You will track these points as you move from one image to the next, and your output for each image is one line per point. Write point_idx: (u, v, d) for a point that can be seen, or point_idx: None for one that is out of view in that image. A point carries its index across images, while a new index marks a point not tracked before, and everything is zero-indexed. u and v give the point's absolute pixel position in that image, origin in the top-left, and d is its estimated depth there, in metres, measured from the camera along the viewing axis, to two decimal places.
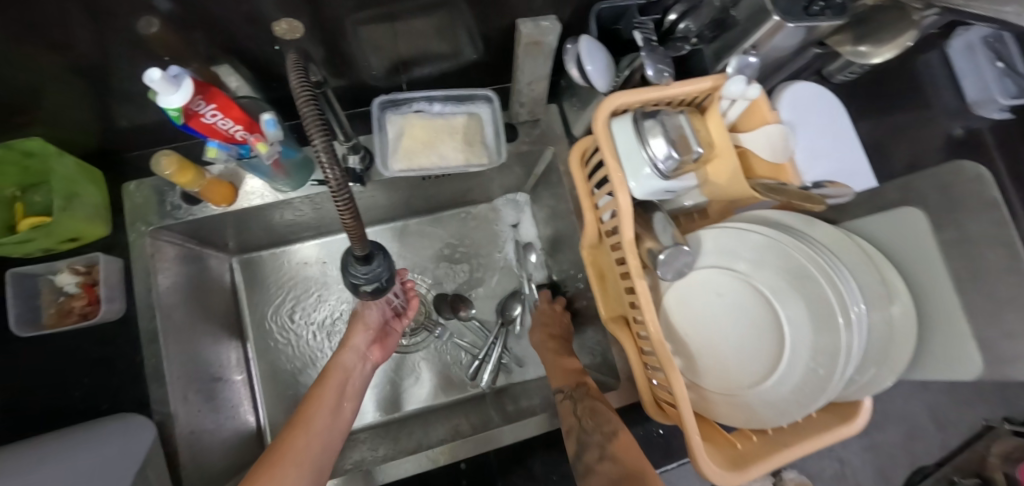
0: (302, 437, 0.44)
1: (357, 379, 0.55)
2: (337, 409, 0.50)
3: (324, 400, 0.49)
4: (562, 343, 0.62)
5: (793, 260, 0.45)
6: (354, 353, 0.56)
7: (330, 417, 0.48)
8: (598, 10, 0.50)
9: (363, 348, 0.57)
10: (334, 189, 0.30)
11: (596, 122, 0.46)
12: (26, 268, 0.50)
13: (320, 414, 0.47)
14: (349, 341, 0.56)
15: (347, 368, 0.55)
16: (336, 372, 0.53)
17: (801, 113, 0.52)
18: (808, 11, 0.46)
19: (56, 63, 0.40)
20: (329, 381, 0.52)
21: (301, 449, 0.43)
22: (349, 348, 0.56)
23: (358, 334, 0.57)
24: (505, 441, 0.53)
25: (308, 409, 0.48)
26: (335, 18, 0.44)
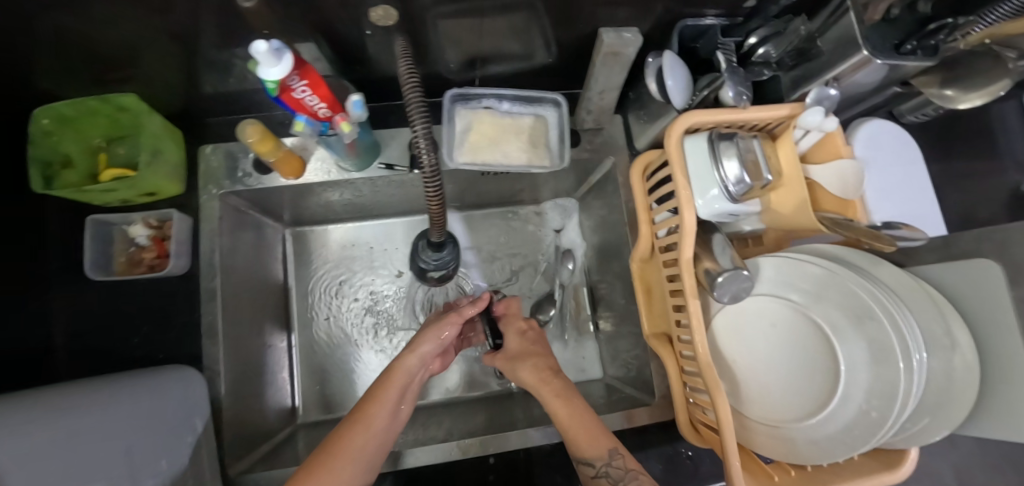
0: (360, 436, 0.44)
1: (418, 384, 0.52)
2: (396, 412, 0.48)
3: (386, 398, 0.47)
4: (561, 387, 0.49)
5: (855, 299, 0.44)
6: (421, 358, 0.51)
7: (389, 418, 0.47)
8: (683, 26, 0.51)
9: (429, 356, 0.52)
10: (427, 171, 0.33)
11: (669, 138, 0.46)
12: (104, 215, 0.52)
13: (381, 413, 0.46)
14: (419, 346, 0.51)
15: (410, 372, 0.51)
16: (401, 375, 0.49)
17: (874, 149, 0.52)
18: (899, 50, 0.45)
19: (165, 27, 0.42)
20: (393, 381, 0.49)
21: (357, 447, 0.43)
22: (415, 353, 0.51)
23: (428, 342, 0.51)
24: (512, 445, 0.54)
25: (370, 408, 0.46)
26: (422, 8, 0.45)
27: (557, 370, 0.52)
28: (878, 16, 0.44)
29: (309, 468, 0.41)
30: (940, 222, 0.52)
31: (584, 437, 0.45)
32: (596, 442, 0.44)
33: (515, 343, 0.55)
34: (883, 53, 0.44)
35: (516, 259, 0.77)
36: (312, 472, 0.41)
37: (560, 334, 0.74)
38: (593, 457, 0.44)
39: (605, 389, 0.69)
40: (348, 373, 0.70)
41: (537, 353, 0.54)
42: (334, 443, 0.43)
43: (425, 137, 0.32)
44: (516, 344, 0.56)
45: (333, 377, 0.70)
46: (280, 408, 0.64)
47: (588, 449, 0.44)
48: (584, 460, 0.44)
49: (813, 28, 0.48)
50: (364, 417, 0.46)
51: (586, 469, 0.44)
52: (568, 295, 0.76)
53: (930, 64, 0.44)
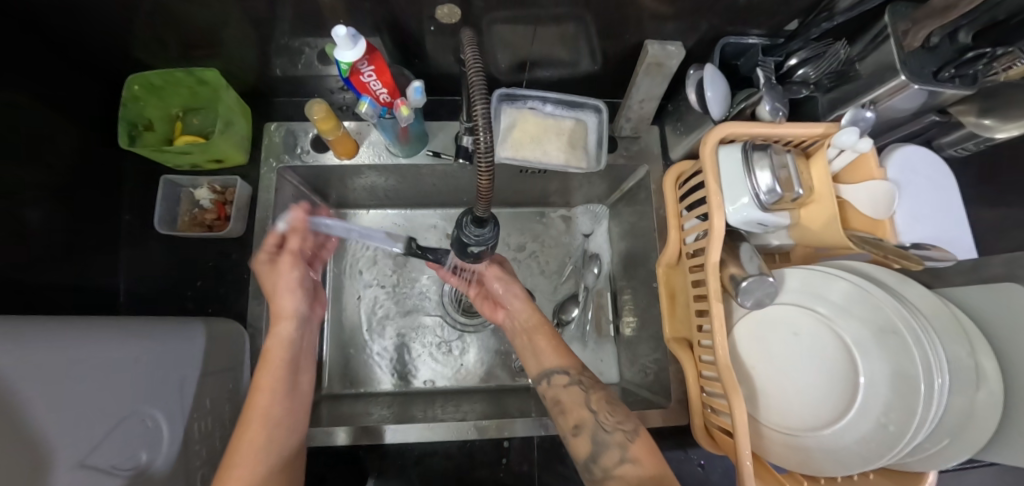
0: (255, 427, 0.43)
1: (303, 346, 0.52)
2: (289, 388, 0.48)
3: (267, 385, 0.46)
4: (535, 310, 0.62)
5: (885, 320, 0.44)
6: (291, 325, 0.51)
7: (279, 397, 0.46)
8: (725, 43, 0.54)
9: (301, 313, 0.53)
10: (483, 149, 0.35)
11: (704, 146, 0.49)
12: (175, 177, 0.58)
13: (266, 399, 0.45)
14: (282, 308, 0.51)
15: (286, 340, 0.51)
16: (277, 349, 0.49)
17: (907, 172, 0.53)
18: (937, 77, 0.47)
19: (252, 12, 0.47)
20: (269, 360, 0.48)
21: (255, 441, 0.42)
22: (285, 319, 0.51)
23: (289, 299, 0.52)
24: (517, 432, 0.55)
25: (255, 398, 0.45)
26: (481, 11, 0.49)
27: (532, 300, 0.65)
28: (919, 42, 0.46)
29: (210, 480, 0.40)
30: (973, 247, 0.52)
31: (553, 354, 0.57)
32: (563, 356, 0.56)
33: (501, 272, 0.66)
34: (920, 79, 0.46)
35: (543, 258, 0.79)
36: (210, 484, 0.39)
37: (580, 334, 0.75)
38: (566, 368, 0.55)
39: (621, 393, 0.70)
40: (372, 351, 0.72)
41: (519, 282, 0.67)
42: (235, 444, 0.42)
43: (482, 119, 0.35)
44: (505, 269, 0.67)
45: (358, 353, 0.72)
46: None
47: (556, 360, 0.56)
48: (557, 371, 0.55)
49: (853, 53, 0.51)
50: (254, 410, 0.45)
51: (560, 378, 0.54)
52: (591, 297, 0.77)
53: (969, 92, 0.46)
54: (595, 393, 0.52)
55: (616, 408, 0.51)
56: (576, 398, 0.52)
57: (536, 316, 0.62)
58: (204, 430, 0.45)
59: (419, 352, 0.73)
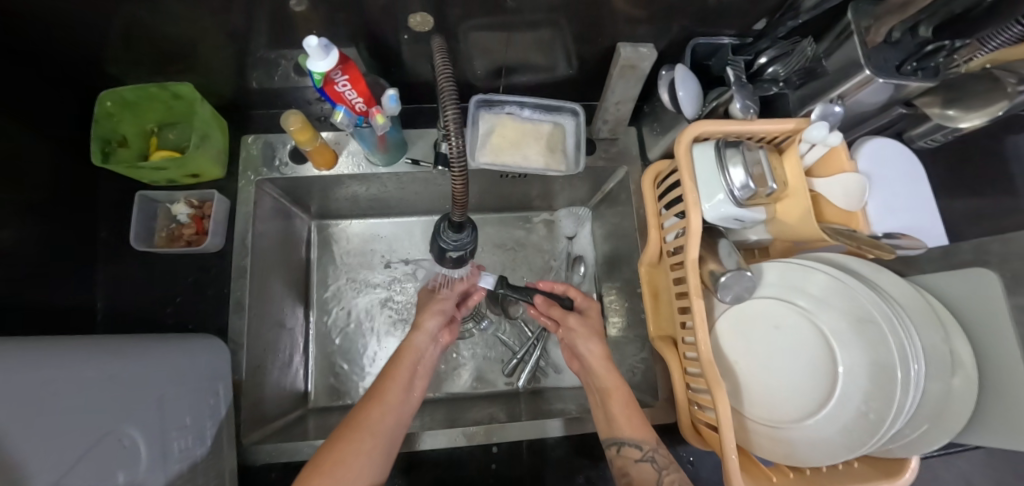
0: (376, 411, 0.48)
1: (429, 360, 0.57)
2: (409, 386, 0.53)
3: (398, 378, 0.52)
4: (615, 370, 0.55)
5: (862, 312, 0.45)
6: (426, 336, 0.58)
7: (402, 393, 0.52)
8: (696, 43, 0.55)
9: (436, 331, 0.58)
10: (456, 156, 0.36)
11: (678, 145, 0.49)
12: (151, 192, 0.57)
13: (394, 389, 0.51)
14: (423, 324, 0.58)
15: (419, 349, 0.56)
16: (409, 352, 0.56)
17: (878, 164, 0.54)
18: (900, 70, 0.49)
19: (227, 24, 0.47)
20: (404, 359, 0.55)
21: (376, 422, 0.47)
22: (422, 330, 0.57)
23: (432, 319, 0.58)
24: (512, 436, 0.56)
25: (384, 386, 0.51)
26: (456, 18, 0.50)
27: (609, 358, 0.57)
28: (881, 38, 0.48)
29: (336, 440, 0.45)
30: (943, 234, 0.53)
31: (629, 423, 0.50)
32: (643, 429, 0.49)
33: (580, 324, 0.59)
34: (885, 73, 0.47)
35: (528, 262, 0.78)
36: (337, 442, 0.45)
37: None
38: (642, 440, 0.49)
39: None
40: (361, 363, 0.72)
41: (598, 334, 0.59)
42: (356, 421, 0.47)
43: (453, 124, 0.36)
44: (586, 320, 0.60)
45: (346, 364, 0.71)
46: (293, 387, 0.66)
47: (636, 433, 0.49)
48: (630, 442, 0.49)
49: (820, 49, 0.52)
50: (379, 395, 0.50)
51: (632, 449, 0.48)
52: None
53: (931, 84, 0.48)
54: (670, 474, 0.46)
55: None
56: (647, 477, 0.46)
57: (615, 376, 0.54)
58: (188, 448, 0.44)
59: None
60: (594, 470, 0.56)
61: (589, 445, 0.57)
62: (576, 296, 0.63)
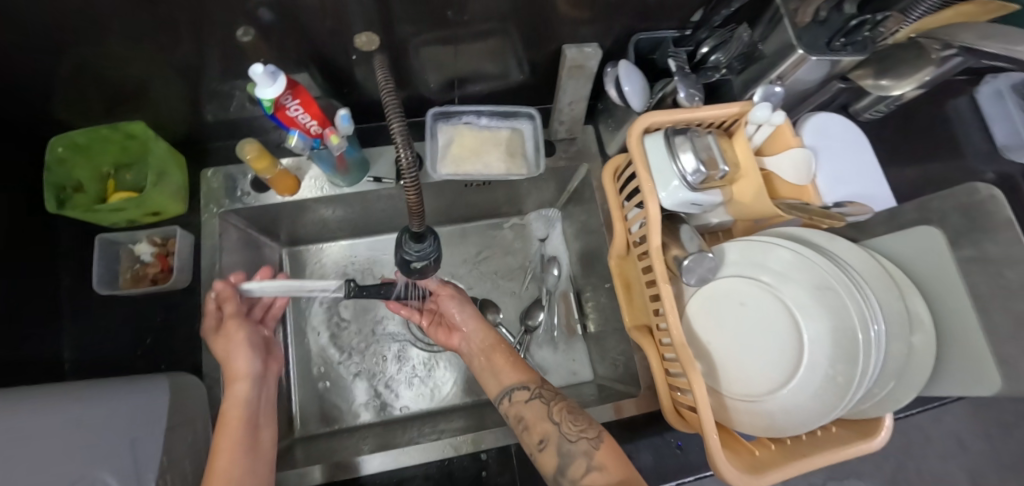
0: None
1: (263, 404, 0.52)
2: (251, 446, 0.47)
3: (229, 445, 0.45)
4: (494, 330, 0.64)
5: (821, 282, 0.47)
6: (249, 383, 0.51)
7: (243, 456, 0.45)
8: (638, 39, 0.57)
9: (255, 375, 0.53)
10: (405, 165, 0.36)
11: (630, 137, 0.51)
12: (112, 235, 0.56)
13: (230, 461, 0.44)
14: (235, 371, 0.51)
15: (245, 399, 0.50)
16: (234, 409, 0.49)
17: (826, 137, 0.56)
18: (830, 47, 0.51)
19: (174, 59, 0.48)
20: (228, 426, 0.47)
21: None
22: (240, 380, 0.51)
23: (240, 362, 0.52)
24: (508, 441, 0.56)
25: (214, 462, 0.44)
26: (404, 34, 0.51)
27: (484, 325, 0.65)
28: (808, 18, 0.50)
29: None
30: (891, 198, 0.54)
31: (513, 373, 0.57)
32: (521, 374, 0.57)
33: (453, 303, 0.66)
34: (814, 50, 0.50)
35: (504, 268, 0.79)
36: None
37: (550, 337, 0.75)
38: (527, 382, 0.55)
39: (596, 389, 0.69)
40: (345, 385, 0.71)
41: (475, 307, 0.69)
42: None
43: (400, 136, 0.36)
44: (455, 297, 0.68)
45: (331, 389, 0.71)
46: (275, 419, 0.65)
47: (518, 376, 0.56)
48: (519, 387, 0.55)
49: (756, 35, 0.54)
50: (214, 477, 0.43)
51: (522, 391, 0.54)
52: (555, 299, 0.78)
53: (860, 58, 0.50)
54: (557, 405, 0.52)
55: (581, 416, 0.50)
56: (540, 413, 0.51)
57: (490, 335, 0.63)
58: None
59: (397, 380, 0.72)
60: None
61: None
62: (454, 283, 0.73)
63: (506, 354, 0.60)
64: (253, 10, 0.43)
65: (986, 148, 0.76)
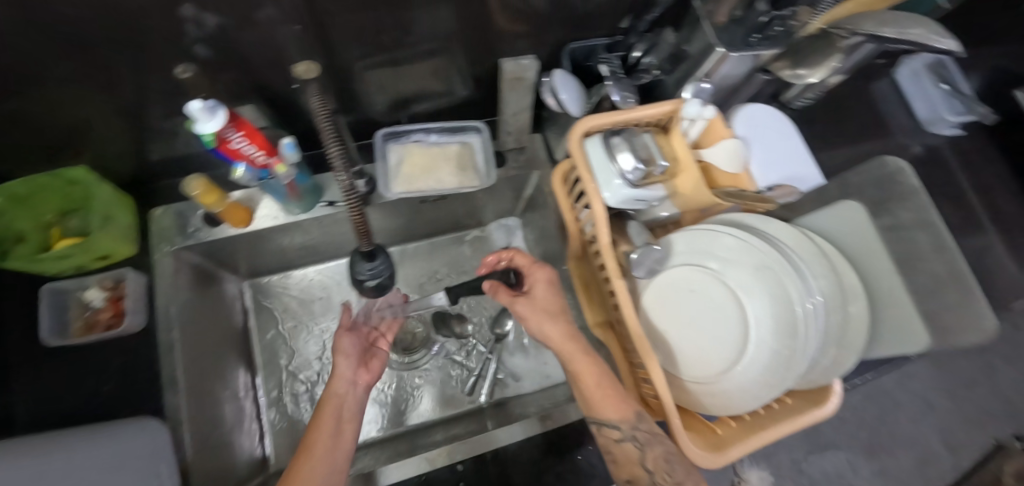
0: (307, 464, 0.46)
1: (353, 403, 0.54)
2: (337, 433, 0.50)
3: (323, 424, 0.50)
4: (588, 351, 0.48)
5: (761, 262, 0.49)
6: (346, 382, 0.55)
7: (330, 440, 0.49)
8: (571, 48, 0.60)
9: (353, 372, 0.56)
10: (346, 187, 0.38)
11: (571, 142, 0.53)
12: (60, 284, 0.56)
13: (322, 438, 0.49)
14: (337, 370, 0.56)
15: (341, 394, 0.54)
16: (331, 401, 0.53)
17: (755, 126, 0.59)
18: (748, 42, 0.54)
19: (112, 101, 0.48)
20: (326, 407, 0.52)
21: (306, 475, 0.45)
22: (337, 377, 0.55)
23: (341, 362, 0.56)
24: (500, 443, 0.57)
25: (309, 441, 0.49)
26: (346, 59, 0.53)
27: (576, 332, 0.49)
28: (725, 17, 0.53)
29: None
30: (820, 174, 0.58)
31: (607, 403, 0.46)
32: (618, 407, 0.46)
33: (540, 292, 0.52)
34: (731, 46, 0.53)
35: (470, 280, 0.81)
36: None
37: (520, 344, 0.77)
38: (615, 421, 0.46)
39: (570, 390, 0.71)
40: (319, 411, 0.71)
41: (565, 310, 0.51)
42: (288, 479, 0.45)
43: (339, 164, 0.38)
44: (541, 293, 0.52)
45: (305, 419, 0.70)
46: (247, 456, 0.64)
47: (613, 414, 0.46)
48: (609, 424, 0.46)
49: (682, 37, 0.57)
50: (308, 451, 0.48)
51: (609, 432, 0.46)
52: None
53: (777, 51, 0.54)
54: (653, 451, 0.45)
55: (677, 469, 0.44)
56: (632, 456, 0.46)
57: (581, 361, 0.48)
58: None
59: (374, 402, 0.72)
60: (561, 466, 0.58)
61: (555, 444, 0.58)
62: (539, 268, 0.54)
63: (602, 381, 0.47)
64: (189, 47, 0.43)
65: (910, 123, 0.84)
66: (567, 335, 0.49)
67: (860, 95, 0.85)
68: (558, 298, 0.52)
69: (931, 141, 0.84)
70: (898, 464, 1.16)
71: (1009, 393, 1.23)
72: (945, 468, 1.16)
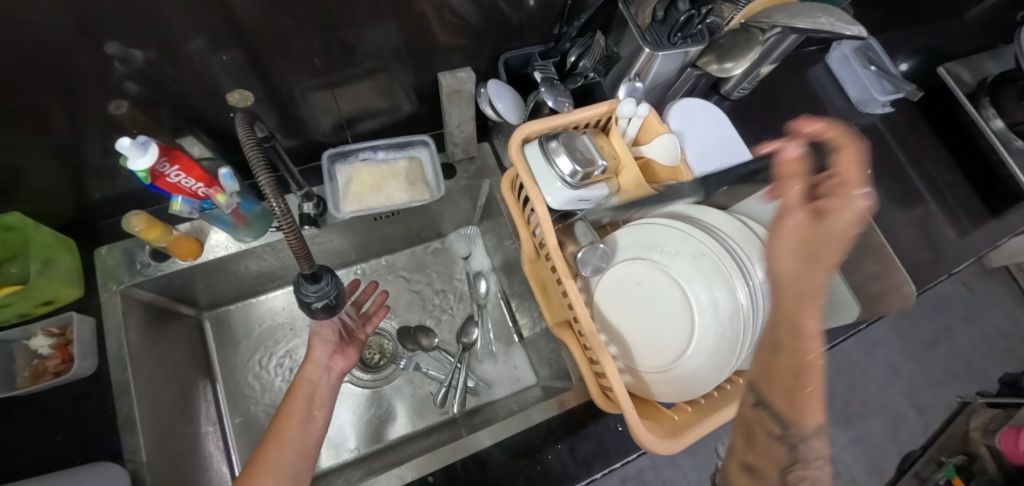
0: (276, 450, 0.48)
1: (327, 388, 0.55)
2: (309, 419, 0.51)
3: (293, 413, 0.51)
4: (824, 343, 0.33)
5: (699, 251, 0.51)
6: (318, 366, 0.55)
7: (301, 426, 0.50)
8: (506, 58, 0.61)
9: (326, 358, 0.56)
10: (284, 224, 0.37)
11: (511, 149, 0.54)
12: (3, 333, 0.53)
13: (291, 425, 0.50)
14: (310, 355, 0.55)
15: (312, 382, 0.54)
16: (304, 384, 0.53)
17: (688, 121, 0.62)
18: (672, 41, 0.56)
19: (41, 144, 0.47)
20: (297, 395, 0.53)
21: (275, 460, 0.47)
22: (310, 362, 0.55)
23: (317, 348, 0.56)
24: (483, 444, 0.57)
25: (281, 428, 0.50)
26: (282, 85, 0.53)
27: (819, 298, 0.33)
28: (649, 17, 0.56)
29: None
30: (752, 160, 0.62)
31: (785, 398, 0.35)
32: (806, 410, 0.35)
33: (822, 222, 0.32)
34: (654, 46, 0.54)
35: (435, 292, 0.82)
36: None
37: (489, 350, 0.78)
38: (792, 422, 0.35)
39: (539, 391, 0.72)
40: None
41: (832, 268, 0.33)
42: (255, 464, 0.47)
43: (271, 189, 0.36)
44: (831, 222, 0.32)
45: None
46: None
47: (787, 410, 0.35)
48: (777, 414, 0.36)
49: (610, 40, 0.59)
50: (278, 437, 0.49)
51: (767, 419, 0.37)
52: (488, 312, 0.80)
53: (700, 47, 0.55)
54: (808, 472, 0.35)
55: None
56: (776, 457, 0.36)
57: (813, 340, 0.34)
58: None
59: (346, 422, 0.71)
60: (532, 468, 0.59)
61: (525, 445, 0.60)
62: (857, 192, 0.31)
63: (796, 375, 0.34)
64: (118, 84, 0.43)
65: (846, 107, 0.89)
66: (799, 299, 0.33)
67: (795, 82, 0.89)
68: (840, 251, 0.33)
69: (865, 121, 0.88)
70: (871, 430, 1.21)
71: (967, 351, 1.30)
72: (914, 428, 1.22)
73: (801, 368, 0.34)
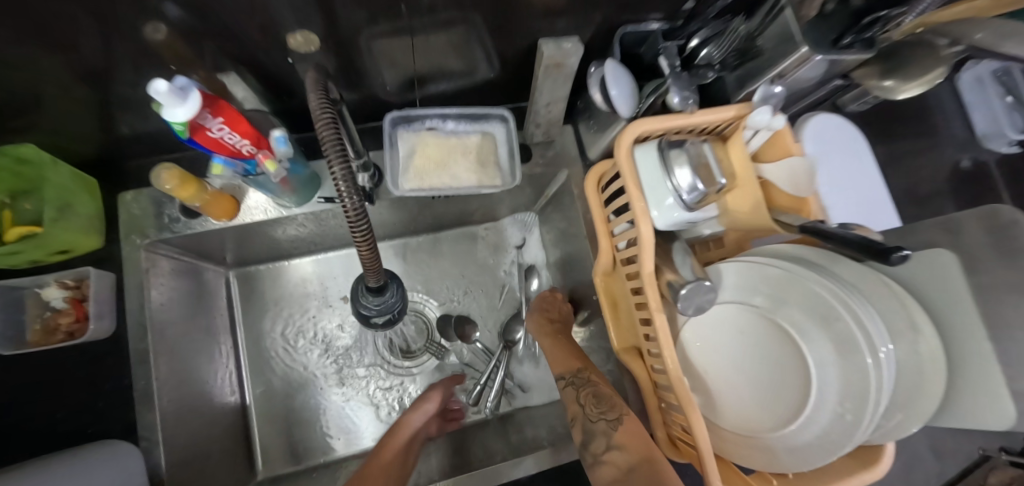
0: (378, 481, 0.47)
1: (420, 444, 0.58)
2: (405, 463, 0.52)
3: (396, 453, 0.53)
4: (553, 341, 0.61)
5: (816, 298, 0.42)
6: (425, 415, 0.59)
7: (401, 465, 0.51)
8: (623, 33, 0.50)
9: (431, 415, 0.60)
10: (349, 210, 0.31)
11: (619, 149, 0.44)
12: (12, 281, 0.47)
13: (394, 464, 0.51)
14: (423, 403, 0.60)
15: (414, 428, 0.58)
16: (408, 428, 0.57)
17: (821, 144, 0.54)
18: (838, 44, 0.45)
19: (58, 67, 0.38)
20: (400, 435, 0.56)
21: None
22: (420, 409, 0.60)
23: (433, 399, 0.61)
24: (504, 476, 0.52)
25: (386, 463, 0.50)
26: (349, 31, 0.42)
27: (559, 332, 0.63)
28: (814, 10, 0.45)
29: None
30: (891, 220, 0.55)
31: (559, 361, 0.58)
32: (566, 361, 0.57)
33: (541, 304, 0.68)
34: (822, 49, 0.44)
35: (478, 280, 0.75)
36: None
37: (530, 352, 0.73)
38: (564, 370, 0.56)
39: None
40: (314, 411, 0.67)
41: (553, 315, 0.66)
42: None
43: (345, 187, 0.30)
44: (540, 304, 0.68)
45: (301, 422, 0.67)
46: (236, 464, 0.60)
47: (561, 366, 0.57)
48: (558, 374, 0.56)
49: (751, 26, 0.48)
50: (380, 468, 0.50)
51: (563, 383, 0.55)
52: None
53: (867, 56, 0.45)
54: (586, 389, 0.51)
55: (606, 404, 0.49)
56: (571, 396, 0.52)
57: (557, 349, 0.60)
58: None
59: (375, 409, 0.68)
60: None
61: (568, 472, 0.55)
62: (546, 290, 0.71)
63: (559, 338, 0.61)
64: (155, 6, 0.33)
65: (965, 137, 0.75)
66: (552, 333, 0.63)
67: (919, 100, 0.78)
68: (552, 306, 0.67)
69: (977, 156, 0.74)
70: None
71: None
72: None
73: (551, 349, 0.60)
